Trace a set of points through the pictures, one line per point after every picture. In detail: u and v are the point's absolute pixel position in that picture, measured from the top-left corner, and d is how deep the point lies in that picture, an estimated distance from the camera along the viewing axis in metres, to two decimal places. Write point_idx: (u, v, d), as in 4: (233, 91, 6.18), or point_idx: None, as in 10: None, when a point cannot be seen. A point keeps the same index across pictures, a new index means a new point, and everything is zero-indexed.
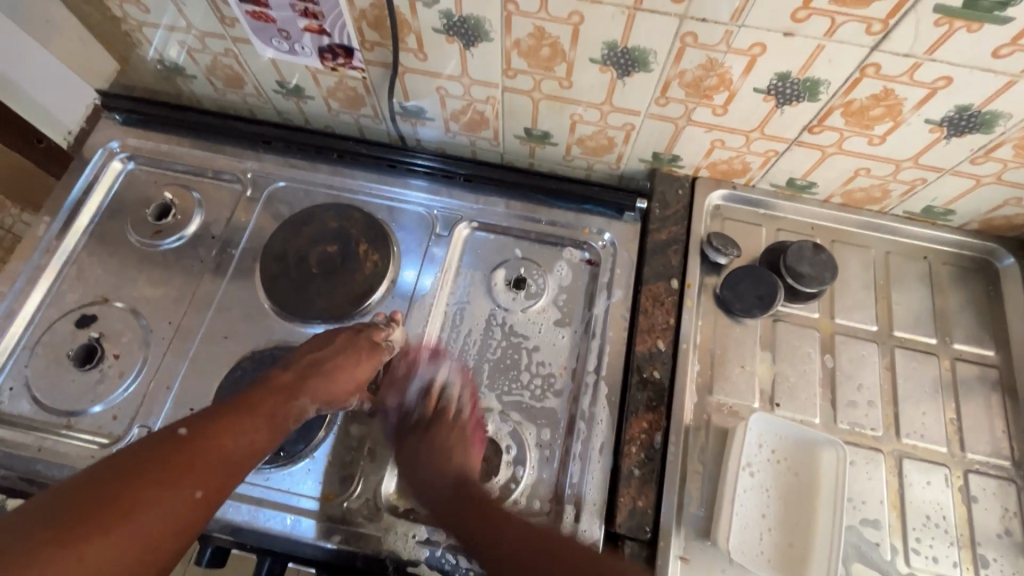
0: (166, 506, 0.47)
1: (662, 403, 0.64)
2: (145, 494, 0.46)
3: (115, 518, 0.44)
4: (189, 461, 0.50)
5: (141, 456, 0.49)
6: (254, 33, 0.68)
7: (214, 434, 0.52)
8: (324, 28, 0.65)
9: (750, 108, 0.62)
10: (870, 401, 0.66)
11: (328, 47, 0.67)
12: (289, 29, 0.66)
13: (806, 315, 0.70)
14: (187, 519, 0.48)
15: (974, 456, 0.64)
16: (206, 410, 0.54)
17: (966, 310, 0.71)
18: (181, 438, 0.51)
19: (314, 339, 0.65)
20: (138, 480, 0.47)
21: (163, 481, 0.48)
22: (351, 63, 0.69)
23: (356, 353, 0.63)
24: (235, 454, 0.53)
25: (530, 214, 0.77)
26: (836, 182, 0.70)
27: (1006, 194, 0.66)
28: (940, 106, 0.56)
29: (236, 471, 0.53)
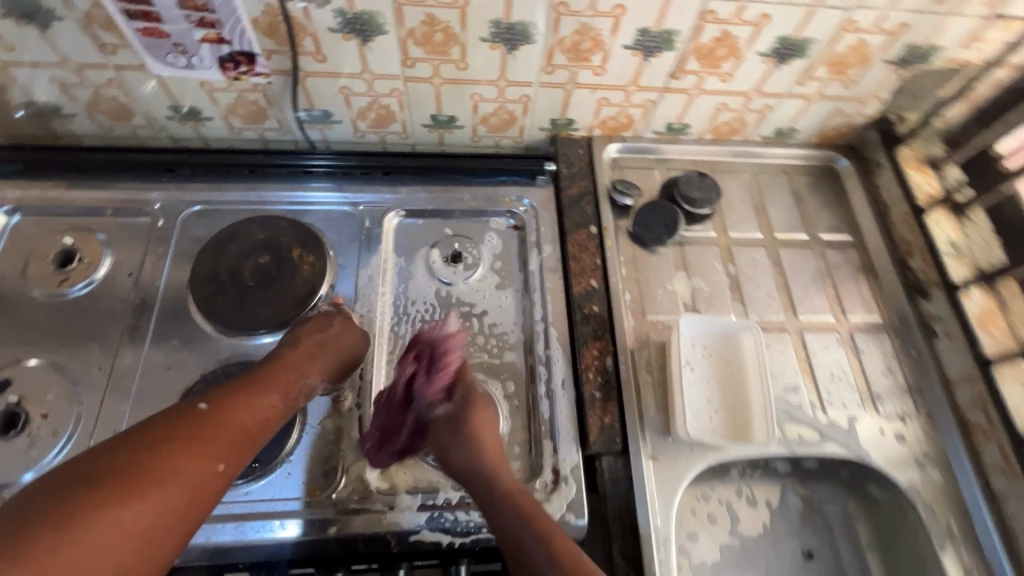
0: (194, 476, 0.48)
1: (606, 331, 0.72)
2: (173, 460, 0.48)
3: (146, 482, 0.45)
4: (211, 431, 0.51)
5: (167, 426, 0.50)
6: (146, 51, 0.67)
7: (231, 409, 0.54)
8: (223, 36, 0.65)
9: (623, 64, 0.72)
10: (770, 293, 0.78)
11: (229, 55, 0.67)
12: (185, 42, 0.66)
13: (705, 235, 0.81)
14: (212, 489, 0.49)
15: (854, 318, 0.78)
16: (221, 386, 0.56)
17: (822, 208, 0.86)
18: (202, 411, 0.52)
19: (314, 320, 0.65)
20: (166, 448, 0.48)
21: (191, 450, 0.49)
22: (255, 70, 0.70)
23: (353, 336, 0.65)
24: (251, 427, 0.54)
25: (452, 194, 0.82)
26: (704, 120, 0.83)
27: (829, 107, 0.81)
28: (766, 40, 0.69)
29: (252, 444, 0.54)
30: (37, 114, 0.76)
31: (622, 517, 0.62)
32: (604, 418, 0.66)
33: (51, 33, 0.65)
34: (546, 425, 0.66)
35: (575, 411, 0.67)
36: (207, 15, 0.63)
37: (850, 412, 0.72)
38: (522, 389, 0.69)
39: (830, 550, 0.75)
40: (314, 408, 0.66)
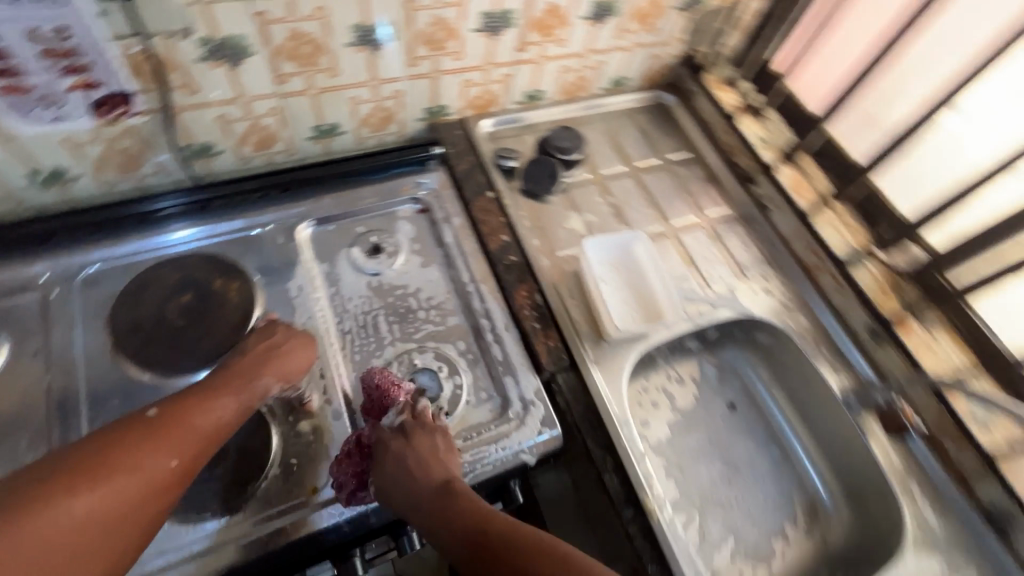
0: (144, 473, 0.49)
1: (528, 274, 0.82)
2: (124, 457, 0.49)
3: (97, 476, 0.47)
4: (165, 432, 0.52)
5: (118, 427, 0.51)
6: (4, 112, 0.62)
7: (186, 412, 0.54)
8: (94, 79, 0.63)
9: (476, 46, 0.82)
10: (645, 211, 0.94)
11: (102, 100, 0.66)
12: (51, 94, 0.63)
13: (583, 178, 0.95)
14: (161, 488, 0.50)
15: (711, 214, 0.97)
16: (178, 392, 0.57)
17: (664, 136, 1.05)
18: (155, 414, 0.53)
19: (260, 331, 0.66)
20: (117, 447, 0.49)
21: (142, 448, 0.50)
22: (133, 110, 0.68)
23: (299, 339, 0.67)
24: (205, 429, 0.55)
25: (354, 195, 0.87)
26: (554, 83, 0.96)
27: (646, 53, 0.99)
28: (584, 5, 0.83)
29: (206, 445, 0.55)
30: None
31: (587, 416, 0.72)
32: (549, 343, 0.76)
33: None
34: (502, 365, 0.75)
35: (522, 345, 0.77)
36: (74, 60, 0.61)
37: (729, 284, 0.89)
38: (472, 343, 0.77)
39: (745, 396, 0.92)
40: (287, 417, 0.68)
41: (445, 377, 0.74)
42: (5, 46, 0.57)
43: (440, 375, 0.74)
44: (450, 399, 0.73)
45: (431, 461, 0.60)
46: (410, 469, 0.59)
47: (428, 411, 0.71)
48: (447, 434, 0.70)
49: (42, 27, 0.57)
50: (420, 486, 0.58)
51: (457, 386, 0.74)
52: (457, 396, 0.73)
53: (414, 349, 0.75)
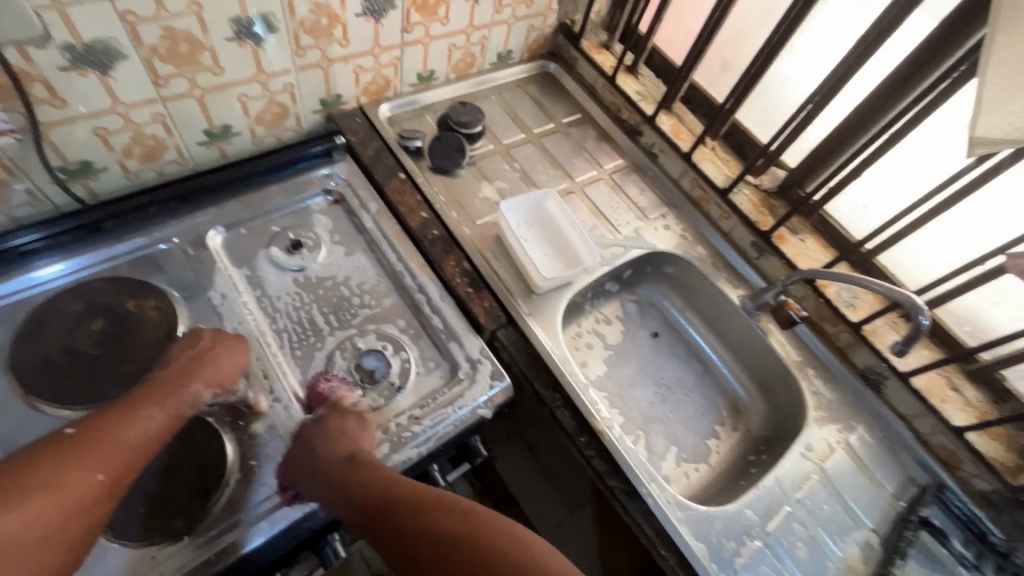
0: (66, 487, 0.49)
1: (453, 245, 0.85)
2: (44, 475, 0.49)
3: (16, 496, 0.47)
4: (86, 446, 0.52)
5: (34, 449, 0.51)
6: None
7: (110, 426, 0.54)
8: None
9: (361, 31, 0.83)
10: (550, 172, 1.00)
11: None
12: None
13: (488, 149, 0.99)
14: (86, 500, 0.50)
15: (609, 167, 1.06)
16: (103, 407, 0.57)
17: (555, 102, 1.12)
18: (72, 433, 0.53)
19: (184, 340, 0.66)
20: (34, 467, 0.49)
21: (62, 465, 0.50)
22: None
23: (228, 344, 0.67)
24: (132, 441, 0.55)
25: (260, 195, 0.84)
26: (443, 62, 0.99)
27: (525, 25, 1.05)
28: None
29: (135, 456, 0.54)
30: None
31: (532, 363, 0.78)
32: (485, 305, 0.81)
33: None
34: (444, 332, 0.78)
35: (461, 311, 0.80)
36: None
37: (634, 226, 0.98)
38: (412, 318, 0.80)
39: (665, 324, 1.03)
40: (236, 423, 0.67)
41: (391, 354, 0.76)
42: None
43: (386, 353, 0.76)
44: (401, 373, 0.75)
45: (343, 434, 0.65)
46: (321, 444, 0.64)
47: (381, 390, 0.73)
48: (403, 407, 0.72)
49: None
50: (327, 461, 0.62)
51: (405, 360, 0.76)
52: (406, 369, 0.75)
53: (355, 334, 0.76)
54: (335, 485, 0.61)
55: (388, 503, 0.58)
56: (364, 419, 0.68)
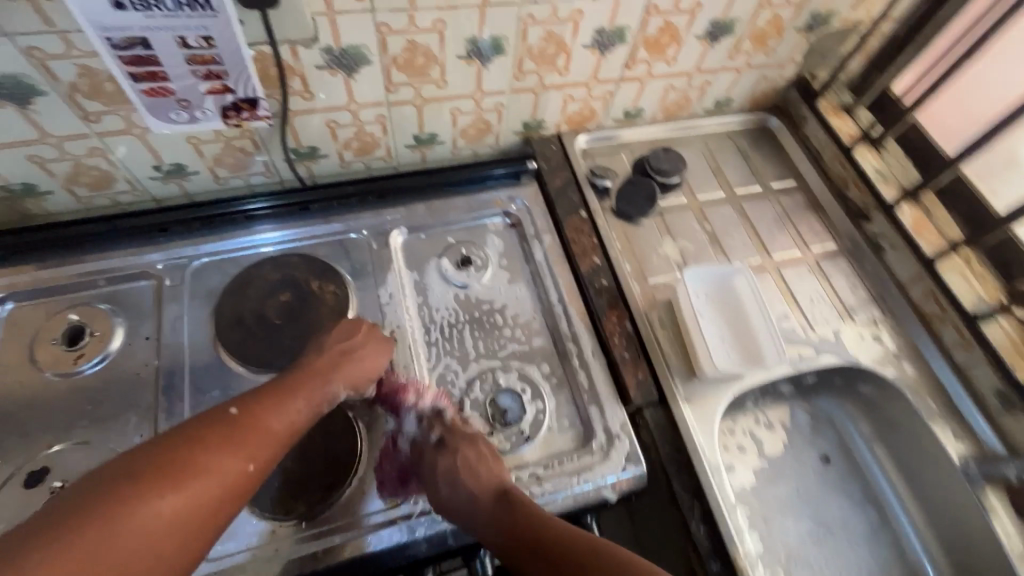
0: (225, 475, 0.51)
1: (619, 300, 0.79)
2: (208, 457, 0.51)
3: (185, 474, 0.49)
4: (242, 433, 0.54)
5: (202, 427, 0.53)
6: (146, 110, 0.59)
7: (262, 413, 0.56)
8: (230, 86, 0.59)
9: (583, 62, 0.80)
10: (744, 241, 0.89)
11: (232, 103, 0.61)
12: (189, 97, 0.59)
13: (679, 201, 0.91)
14: (241, 488, 0.52)
15: (817, 249, 0.90)
16: (253, 390, 0.59)
17: (767, 161, 0.99)
18: (234, 415, 0.55)
19: (337, 330, 0.68)
20: (201, 446, 0.51)
21: (222, 451, 0.52)
22: (258, 114, 0.64)
23: (376, 342, 0.69)
24: (280, 431, 0.57)
25: (445, 204, 0.86)
26: (655, 102, 0.93)
27: (756, 74, 0.94)
28: (701, 24, 0.79)
29: (280, 445, 0.57)
30: (10, 196, 0.73)
31: (676, 457, 0.69)
32: (638, 375, 0.73)
33: (31, 110, 0.63)
34: (588, 394, 0.72)
35: (610, 375, 0.74)
36: (213, 67, 0.56)
37: (834, 327, 0.82)
38: (557, 368, 0.75)
39: (840, 449, 0.85)
40: (370, 425, 0.69)
41: (528, 401, 0.72)
42: (156, 53, 0.53)
43: (523, 398, 0.72)
44: (532, 425, 0.70)
45: (483, 470, 0.63)
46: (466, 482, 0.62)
47: (508, 435, 0.70)
48: (525, 461, 0.68)
49: (190, 36, 0.52)
50: (479, 503, 0.61)
51: (540, 411, 0.71)
52: (540, 422, 0.71)
53: (498, 368, 0.74)
54: (485, 514, 0.61)
55: (544, 537, 0.57)
56: (489, 446, 0.67)
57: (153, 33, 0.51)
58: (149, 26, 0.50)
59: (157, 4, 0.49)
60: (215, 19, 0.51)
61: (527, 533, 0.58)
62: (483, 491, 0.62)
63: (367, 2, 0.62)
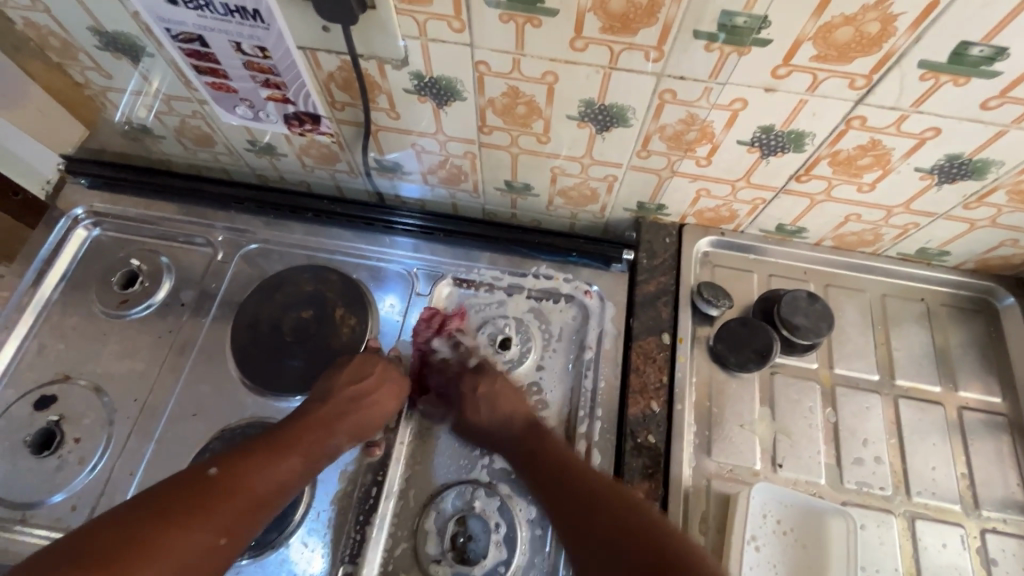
0: (191, 550, 0.50)
1: (659, 470, 0.61)
2: (170, 537, 0.49)
3: (141, 558, 0.48)
4: (215, 501, 0.52)
5: (176, 494, 0.52)
6: (215, 102, 0.66)
7: (242, 476, 0.55)
8: (287, 97, 0.63)
9: (733, 159, 0.60)
10: (876, 457, 0.63)
11: (294, 114, 0.66)
12: (251, 98, 0.64)
13: (803, 367, 0.67)
14: (208, 562, 0.51)
15: (991, 513, 0.61)
16: (240, 447, 0.57)
17: (967, 351, 0.69)
18: (212, 479, 0.54)
19: (348, 367, 0.64)
20: (165, 523, 0.50)
21: (187, 525, 0.50)
22: (319, 129, 0.68)
23: (390, 385, 0.63)
24: (263, 495, 0.55)
25: (514, 268, 0.74)
26: (827, 227, 0.69)
27: (1001, 235, 0.64)
28: (929, 155, 0.54)
29: (262, 510, 0.55)
30: (132, 132, 0.77)
31: None
32: None
33: (143, 68, 0.64)
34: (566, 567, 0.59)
35: None
36: (270, 77, 0.60)
37: None
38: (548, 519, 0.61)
39: None
40: (322, 490, 0.62)
41: (496, 541, 0.59)
42: (213, 52, 0.58)
43: (492, 535, 0.60)
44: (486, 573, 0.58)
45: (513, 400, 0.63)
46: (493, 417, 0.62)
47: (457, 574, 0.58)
48: None
49: (243, 43, 0.56)
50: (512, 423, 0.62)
51: (502, 562, 0.59)
52: None
53: (481, 486, 0.62)
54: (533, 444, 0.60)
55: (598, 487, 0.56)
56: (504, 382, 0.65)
57: (207, 32, 0.56)
58: (202, 25, 0.55)
59: (207, 7, 0.53)
60: (265, 31, 0.54)
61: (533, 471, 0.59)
62: (517, 420, 0.62)
63: (466, 35, 0.51)
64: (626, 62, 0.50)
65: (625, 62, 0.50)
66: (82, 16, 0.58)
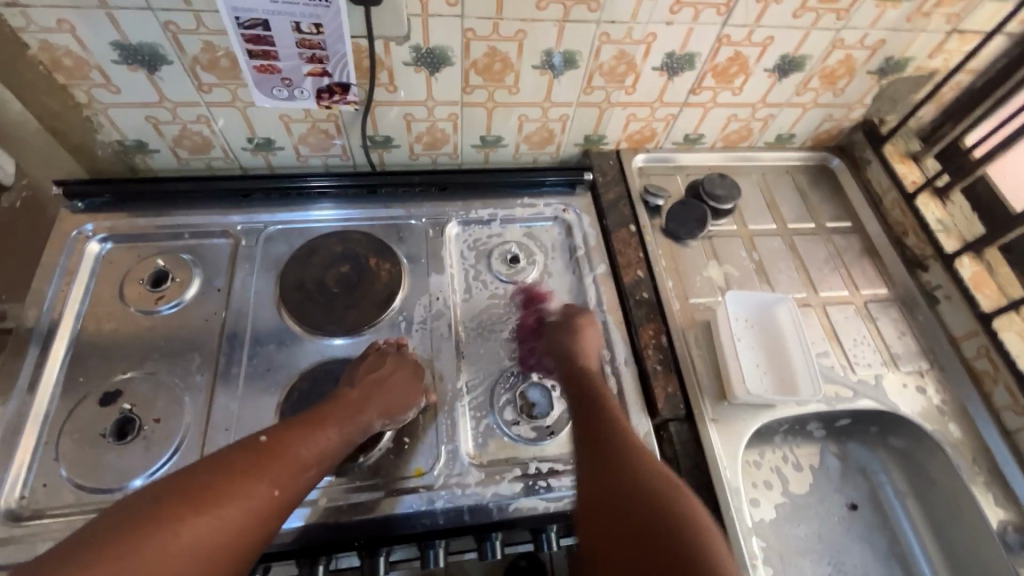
0: (253, 500, 0.52)
1: (658, 314, 0.81)
2: (234, 485, 0.52)
3: (211, 500, 0.50)
4: (269, 459, 0.56)
5: (234, 455, 0.55)
6: (255, 85, 0.73)
7: (289, 441, 0.58)
8: (327, 70, 0.72)
9: (650, 83, 0.83)
10: (791, 274, 0.89)
11: (327, 87, 0.75)
12: (293, 76, 0.72)
13: (728, 228, 0.92)
14: (268, 514, 0.53)
15: (868, 292, 0.89)
16: (284, 422, 0.61)
17: (823, 198, 0.99)
18: (263, 443, 0.57)
19: (366, 361, 0.70)
20: (228, 475, 0.53)
21: (249, 478, 0.53)
22: (347, 99, 0.77)
23: (405, 371, 0.70)
24: (310, 460, 0.58)
25: (502, 204, 0.91)
26: (717, 130, 0.95)
27: (822, 114, 0.94)
28: (771, 58, 0.82)
29: (307, 474, 0.58)
30: (123, 150, 0.82)
31: (695, 475, 0.69)
32: (668, 388, 0.74)
33: (157, 77, 0.72)
34: (617, 400, 0.74)
35: (640, 384, 0.75)
36: (317, 52, 0.69)
37: (875, 371, 0.81)
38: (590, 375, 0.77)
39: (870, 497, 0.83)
40: None
41: (558, 398, 0.74)
42: (273, 35, 0.67)
43: (553, 394, 0.74)
44: (559, 420, 0.72)
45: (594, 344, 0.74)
46: (577, 347, 0.72)
47: (535, 426, 0.72)
48: (546, 453, 0.71)
49: (303, 22, 0.66)
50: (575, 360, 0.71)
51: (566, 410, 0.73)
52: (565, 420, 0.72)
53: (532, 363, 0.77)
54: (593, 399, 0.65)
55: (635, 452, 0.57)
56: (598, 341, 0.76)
57: (273, 16, 0.64)
58: (271, 10, 0.64)
59: None
60: (326, 9, 0.65)
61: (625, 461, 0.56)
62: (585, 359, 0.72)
63: (458, 8, 0.68)
64: (575, 14, 0.71)
65: (574, 15, 0.71)
66: (108, 32, 0.66)
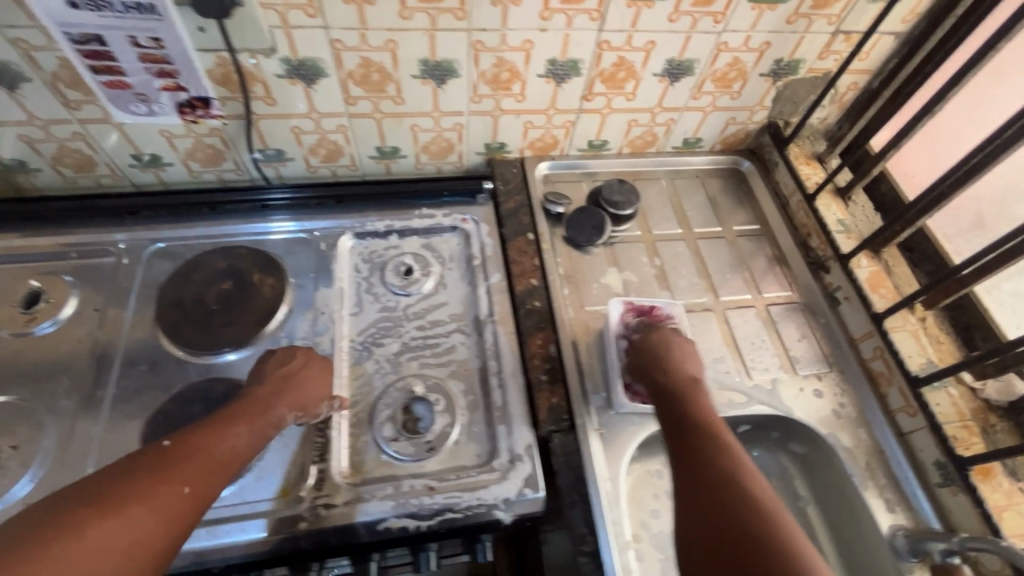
0: (161, 501, 0.47)
1: (549, 323, 0.80)
2: (138, 488, 0.47)
3: (112, 505, 0.45)
4: (178, 458, 0.51)
5: (137, 460, 0.50)
6: (109, 100, 0.72)
7: (199, 440, 0.54)
8: (181, 85, 0.71)
9: (539, 90, 0.82)
10: (692, 279, 0.88)
11: (186, 101, 0.74)
12: (146, 91, 0.71)
13: (631, 234, 0.91)
14: (181, 513, 0.48)
15: (772, 295, 0.88)
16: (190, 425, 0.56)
17: (732, 201, 0.98)
18: (167, 447, 0.52)
19: (274, 356, 0.68)
20: (130, 480, 0.47)
21: (156, 479, 0.48)
22: (211, 112, 0.76)
23: (315, 366, 0.69)
24: (225, 457, 0.54)
25: (400, 215, 0.89)
26: (620, 135, 0.94)
27: (724, 117, 0.94)
28: (657, 62, 0.81)
29: (225, 471, 0.53)
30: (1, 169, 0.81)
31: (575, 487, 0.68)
32: (552, 399, 0.73)
33: (19, 94, 0.70)
34: (500, 412, 0.72)
35: (525, 394, 0.74)
36: (164, 66, 0.69)
37: (772, 374, 0.80)
38: (475, 389, 0.74)
39: None
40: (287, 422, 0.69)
41: (440, 411, 0.71)
42: (112, 50, 0.66)
43: (436, 408, 0.71)
44: (439, 436, 0.69)
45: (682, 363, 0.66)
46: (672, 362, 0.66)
47: (413, 442, 0.69)
48: (421, 471, 0.67)
49: (140, 37, 0.65)
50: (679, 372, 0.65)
51: (448, 424, 0.70)
52: (446, 434, 0.70)
53: (416, 376, 0.74)
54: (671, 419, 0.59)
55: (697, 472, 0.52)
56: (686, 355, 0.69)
57: (107, 31, 0.64)
58: (103, 25, 0.63)
59: (107, 7, 0.61)
60: (160, 23, 0.64)
61: (698, 447, 0.54)
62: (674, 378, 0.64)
63: (320, 19, 0.68)
64: (443, 23, 0.70)
65: (443, 24, 0.71)
66: None
